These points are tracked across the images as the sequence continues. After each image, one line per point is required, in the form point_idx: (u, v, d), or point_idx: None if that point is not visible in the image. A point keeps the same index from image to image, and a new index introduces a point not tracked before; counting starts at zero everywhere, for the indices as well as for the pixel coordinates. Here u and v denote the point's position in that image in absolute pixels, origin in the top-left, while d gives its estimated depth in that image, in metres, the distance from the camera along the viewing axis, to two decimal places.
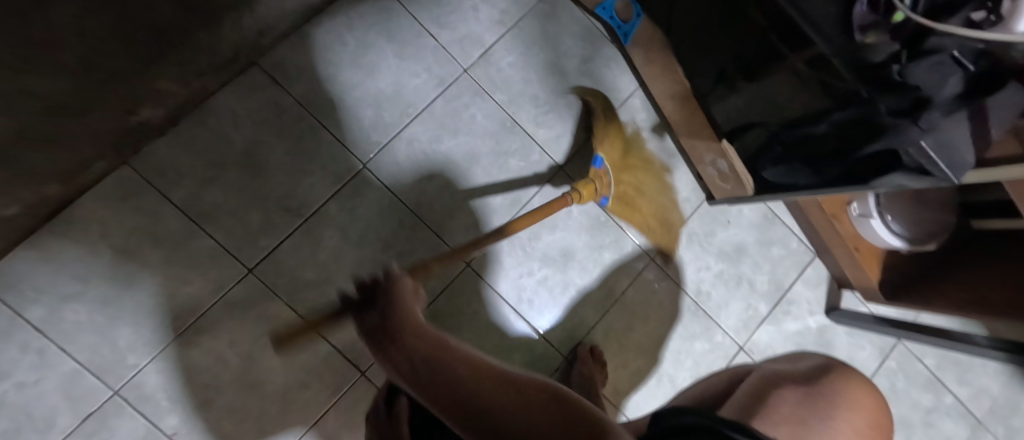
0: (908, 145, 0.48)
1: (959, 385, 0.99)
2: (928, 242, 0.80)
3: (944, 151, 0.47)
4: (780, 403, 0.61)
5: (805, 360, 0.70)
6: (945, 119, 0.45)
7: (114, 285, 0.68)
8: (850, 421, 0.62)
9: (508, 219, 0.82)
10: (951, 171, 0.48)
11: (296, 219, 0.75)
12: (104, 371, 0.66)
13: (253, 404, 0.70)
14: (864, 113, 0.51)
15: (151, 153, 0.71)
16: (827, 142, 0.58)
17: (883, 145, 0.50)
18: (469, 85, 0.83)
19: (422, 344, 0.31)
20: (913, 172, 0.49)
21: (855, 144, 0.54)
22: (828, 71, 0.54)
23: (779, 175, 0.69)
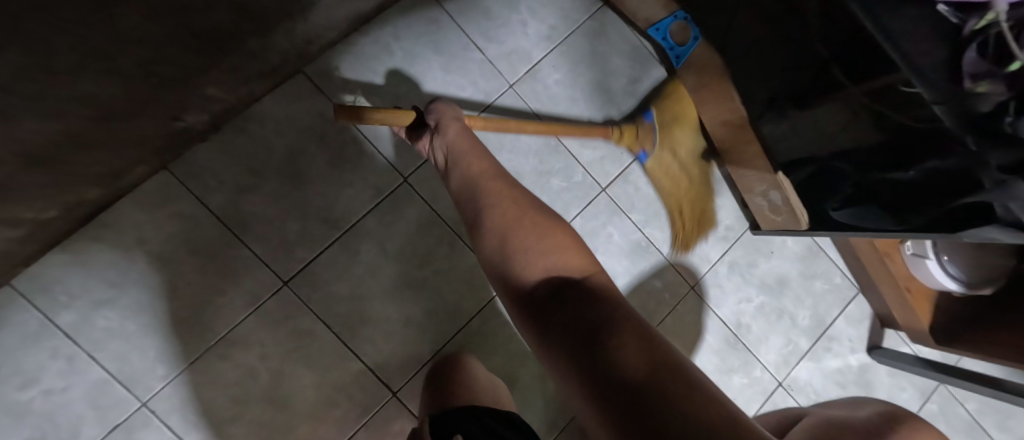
0: (1011, 199, 0.41)
1: (1000, 432, 0.96)
2: (984, 286, 0.75)
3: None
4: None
5: (863, 407, 0.67)
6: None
7: (149, 293, 0.67)
8: None
9: None
10: None
11: (334, 233, 0.73)
12: (132, 382, 0.66)
13: (284, 419, 0.70)
14: (965, 165, 0.44)
15: (191, 158, 0.69)
16: (907, 188, 0.52)
17: (983, 198, 0.44)
18: (514, 102, 0.81)
19: (464, 177, 0.58)
20: (1011, 227, 0.44)
21: (947, 194, 0.48)
22: (902, 111, 0.48)
23: (850, 216, 0.63)
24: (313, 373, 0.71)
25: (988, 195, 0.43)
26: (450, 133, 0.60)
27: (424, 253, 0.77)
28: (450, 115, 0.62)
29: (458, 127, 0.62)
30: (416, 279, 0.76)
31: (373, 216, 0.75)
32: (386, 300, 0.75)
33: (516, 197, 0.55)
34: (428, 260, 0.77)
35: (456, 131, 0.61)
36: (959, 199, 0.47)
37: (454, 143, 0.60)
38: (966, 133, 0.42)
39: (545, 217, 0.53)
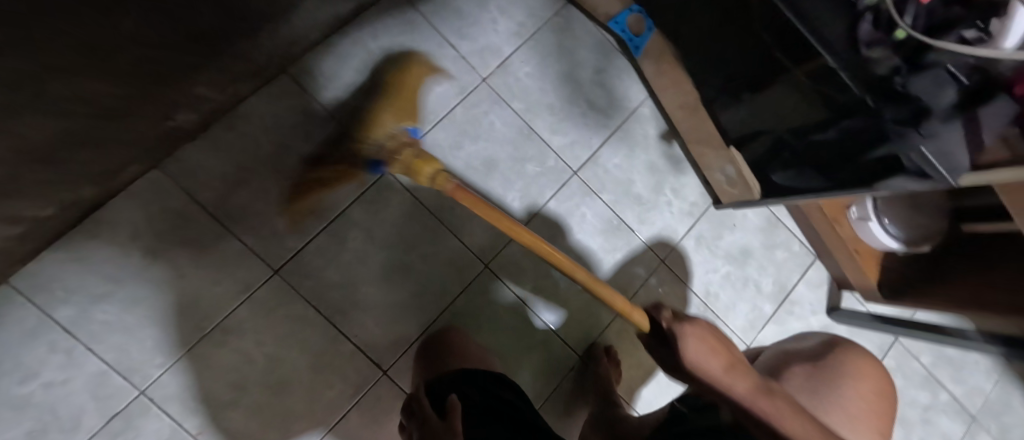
0: (909, 151, 0.48)
1: (954, 383, 1.04)
2: (921, 244, 0.82)
3: (945, 157, 0.48)
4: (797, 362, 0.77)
5: (812, 337, 0.83)
6: (942, 127, 0.46)
7: (143, 285, 0.70)
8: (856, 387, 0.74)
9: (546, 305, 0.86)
10: (950, 175, 0.49)
11: (322, 222, 0.77)
12: (131, 372, 0.68)
13: (281, 403, 0.73)
14: (871, 121, 0.50)
15: (182, 156, 0.72)
16: (831, 147, 0.59)
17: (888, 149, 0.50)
18: (488, 94, 0.86)
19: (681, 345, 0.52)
20: (915, 175, 0.51)
21: (865, 148, 0.53)
22: (829, 83, 0.53)
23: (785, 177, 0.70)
24: (307, 358, 0.75)
25: (889, 146, 0.50)
26: (692, 354, 0.51)
27: (409, 240, 0.81)
28: (701, 347, 0.51)
29: (699, 344, 0.51)
30: (402, 264, 0.80)
31: (359, 205, 0.79)
32: (375, 285, 0.79)
33: (748, 384, 0.51)
34: (413, 246, 0.81)
35: (706, 341, 0.51)
36: (872, 153, 0.53)
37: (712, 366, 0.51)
38: (866, 96, 0.49)
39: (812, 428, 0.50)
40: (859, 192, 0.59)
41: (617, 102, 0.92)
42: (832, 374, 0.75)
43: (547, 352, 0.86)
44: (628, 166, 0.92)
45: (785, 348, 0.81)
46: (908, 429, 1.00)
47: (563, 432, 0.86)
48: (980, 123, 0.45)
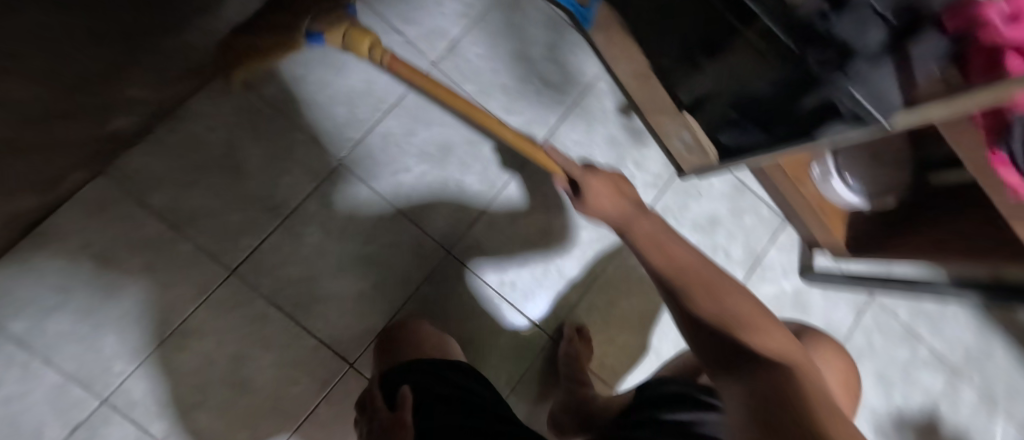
0: (840, 94, 0.48)
1: (933, 337, 1.04)
2: (887, 194, 0.83)
3: (875, 98, 0.46)
4: None
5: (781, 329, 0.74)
6: (873, 69, 0.45)
7: (97, 295, 0.69)
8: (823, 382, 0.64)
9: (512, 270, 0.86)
10: (884, 117, 0.46)
11: (275, 219, 0.76)
12: (91, 381, 0.68)
13: (248, 402, 0.73)
14: (800, 66, 0.52)
15: (127, 161, 0.71)
16: (773, 101, 0.60)
17: (823, 94, 0.51)
18: (438, 78, 0.85)
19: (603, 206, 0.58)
20: (848, 121, 0.49)
21: (798, 96, 0.55)
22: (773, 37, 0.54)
23: (733, 136, 0.70)
24: (271, 356, 0.74)
25: (822, 90, 0.50)
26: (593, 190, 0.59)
27: (368, 230, 0.80)
28: (597, 184, 0.59)
29: (602, 185, 0.59)
30: (361, 255, 0.80)
31: (313, 199, 0.78)
32: (336, 278, 0.78)
33: (692, 258, 0.46)
34: (372, 237, 0.80)
35: (604, 182, 0.59)
36: (808, 101, 0.54)
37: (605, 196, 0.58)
38: (792, 43, 0.52)
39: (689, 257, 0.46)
40: (801, 144, 0.58)
41: (572, 77, 0.91)
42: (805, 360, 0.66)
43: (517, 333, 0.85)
44: (588, 141, 0.91)
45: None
46: (888, 385, 1.00)
47: (538, 413, 0.85)
48: (911, 61, 0.43)
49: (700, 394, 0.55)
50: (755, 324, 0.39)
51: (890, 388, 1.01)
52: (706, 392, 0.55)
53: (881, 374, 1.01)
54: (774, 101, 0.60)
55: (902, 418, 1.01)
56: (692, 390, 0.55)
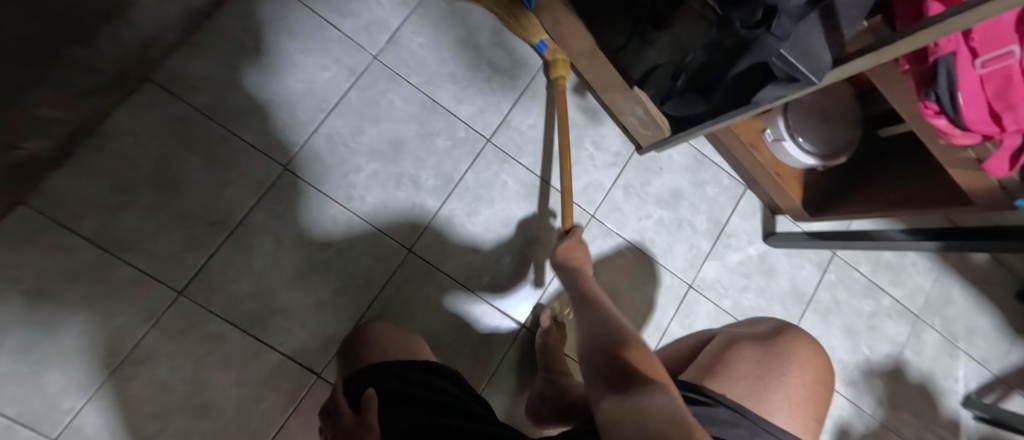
0: (771, 54, 0.48)
1: (894, 287, 1.07)
2: (839, 155, 0.83)
3: (805, 58, 0.49)
4: (739, 361, 0.59)
5: (763, 321, 0.68)
6: (797, 25, 0.46)
7: (33, 331, 0.64)
8: (801, 378, 0.59)
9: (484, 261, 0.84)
10: (811, 73, 0.50)
11: (221, 233, 0.73)
12: (37, 421, 0.64)
13: (212, 424, 0.70)
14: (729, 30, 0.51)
15: (50, 186, 0.67)
16: (707, 70, 0.59)
17: (752, 58, 0.50)
18: (382, 71, 0.83)
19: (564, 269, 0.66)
20: (783, 82, 0.53)
21: (731, 63, 0.54)
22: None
23: (674, 108, 0.71)
24: (232, 374, 0.72)
25: (753, 53, 0.49)
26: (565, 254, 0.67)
27: (321, 236, 0.77)
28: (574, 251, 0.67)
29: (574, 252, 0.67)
30: (318, 262, 0.77)
31: (260, 209, 0.75)
32: (294, 288, 0.75)
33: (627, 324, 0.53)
34: (328, 242, 0.78)
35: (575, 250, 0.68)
36: (737, 66, 0.54)
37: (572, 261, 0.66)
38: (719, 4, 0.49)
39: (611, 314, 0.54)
40: (749, 109, 0.62)
41: (521, 60, 0.89)
42: (778, 361, 0.60)
43: (487, 326, 0.83)
44: (543, 125, 0.89)
45: (737, 332, 0.65)
46: (855, 337, 1.03)
47: (517, 407, 0.83)
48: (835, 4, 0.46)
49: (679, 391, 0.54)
50: (644, 357, 0.46)
51: (857, 340, 1.04)
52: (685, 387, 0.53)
53: (848, 327, 1.04)
54: (708, 69, 0.59)
55: (871, 367, 1.04)
56: None
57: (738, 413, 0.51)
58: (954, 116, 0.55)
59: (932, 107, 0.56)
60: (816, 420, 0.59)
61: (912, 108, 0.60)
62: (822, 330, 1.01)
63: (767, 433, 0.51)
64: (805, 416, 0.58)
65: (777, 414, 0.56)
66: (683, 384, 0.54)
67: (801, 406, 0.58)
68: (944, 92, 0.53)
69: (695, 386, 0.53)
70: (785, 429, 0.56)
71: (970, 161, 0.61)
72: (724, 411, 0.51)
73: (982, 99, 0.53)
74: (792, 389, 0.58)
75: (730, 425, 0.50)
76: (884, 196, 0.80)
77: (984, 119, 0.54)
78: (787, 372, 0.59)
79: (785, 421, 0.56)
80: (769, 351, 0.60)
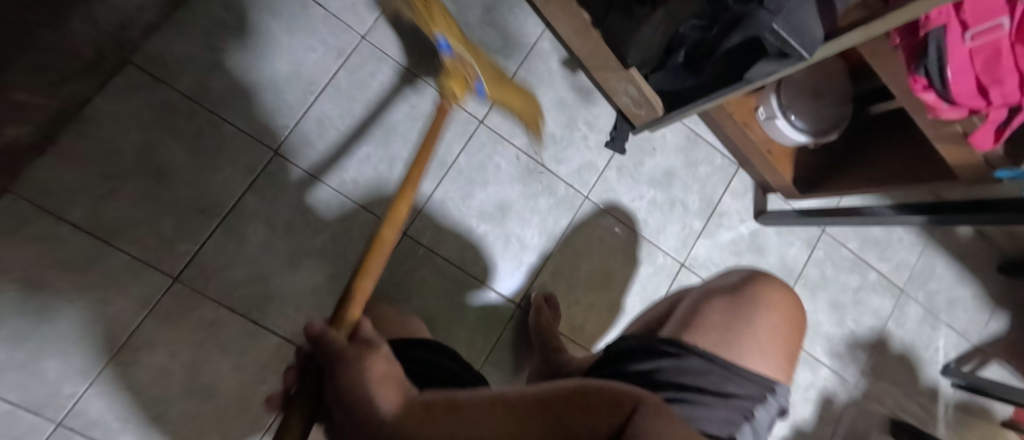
0: (764, 30, 0.48)
1: (880, 262, 1.10)
2: (830, 132, 0.84)
3: (797, 31, 0.48)
4: (710, 312, 0.61)
5: (734, 272, 0.69)
6: None
7: (28, 319, 0.65)
8: (769, 320, 0.61)
9: (478, 244, 0.84)
10: (803, 48, 0.49)
11: (212, 220, 0.73)
12: (40, 406, 0.64)
13: (214, 407, 0.71)
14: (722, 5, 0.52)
15: (35, 174, 0.66)
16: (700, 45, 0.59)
17: (745, 35, 0.50)
18: (371, 52, 0.81)
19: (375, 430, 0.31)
20: (775, 57, 0.53)
21: (722, 40, 0.54)
22: None
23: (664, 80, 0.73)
24: (231, 358, 0.73)
25: (745, 30, 0.49)
26: (390, 407, 0.31)
27: (313, 221, 0.77)
28: (405, 405, 0.32)
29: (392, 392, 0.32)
30: (312, 247, 0.77)
31: (251, 195, 0.75)
32: (289, 273, 0.76)
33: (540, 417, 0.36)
34: (321, 228, 0.77)
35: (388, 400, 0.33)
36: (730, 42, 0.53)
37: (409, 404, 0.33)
38: None
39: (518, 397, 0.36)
40: (742, 85, 0.61)
41: (514, 38, 0.88)
42: (748, 307, 0.61)
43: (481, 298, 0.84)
44: None
45: (708, 286, 0.66)
46: (841, 311, 1.06)
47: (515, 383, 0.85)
48: None
49: (657, 345, 0.56)
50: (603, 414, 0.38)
51: (843, 314, 1.07)
52: (663, 340, 0.56)
53: (835, 302, 1.06)
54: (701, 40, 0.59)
55: (855, 339, 1.07)
56: (651, 342, 0.56)
57: (711, 361, 0.54)
58: (942, 91, 0.55)
59: (921, 81, 0.56)
60: (784, 358, 0.60)
61: (904, 85, 0.60)
62: (809, 304, 1.04)
63: (736, 376, 0.54)
64: (774, 355, 0.59)
65: (746, 356, 0.57)
66: (659, 338, 0.57)
67: (768, 347, 0.59)
68: (935, 67, 0.53)
69: (673, 341, 0.56)
70: (756, 370, 0.57)
71: (957, 134, 0.61)
72: (696, 360, 0.54)
73: (971, 73, 0.54)
74: (759, 331, 0.59)
75: (701, 373, 0.53)
76: (871, 172, 0.81)
77: (971, 92, 0.55)
78: (755, 317, 0.60)
79: (751, 361, 0.57)
80: (736, 298, 0.62)
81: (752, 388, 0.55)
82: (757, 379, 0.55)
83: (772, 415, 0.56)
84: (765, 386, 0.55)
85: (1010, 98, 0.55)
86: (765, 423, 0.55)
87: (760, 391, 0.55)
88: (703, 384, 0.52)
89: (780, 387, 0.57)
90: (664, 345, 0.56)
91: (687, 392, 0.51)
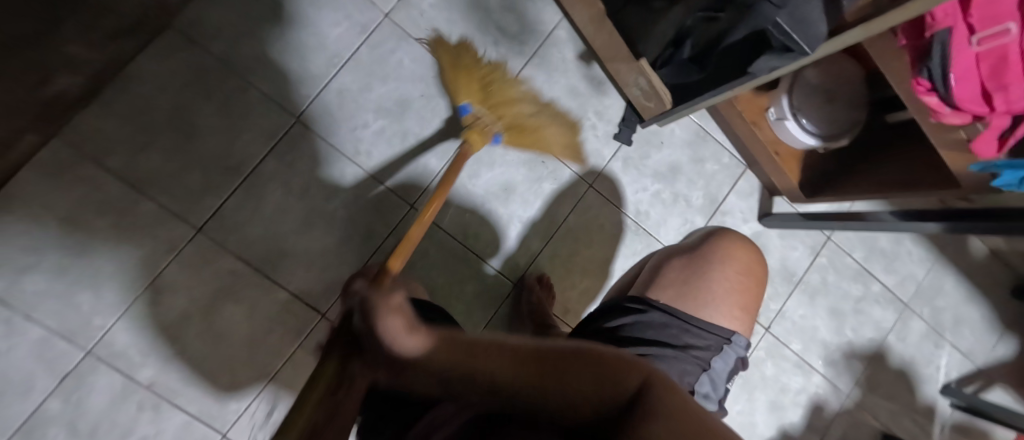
0: (768, 22, 0.49)
1: (886, 274, 1.09)
2: (840, 137, 0.83)
3: (799, 27, 0.49)
4: (668, 269, 0.65)
5: (694, 234, 0.71)
6: None
7: (67, 254, 0.71)
8: (724, 274, 0.63)
9: (482, 222, 0.88)
10: (806, 42, 0.50)
11: (235, 178, 0.78)
12: (73, 334, 0.71)
13: (225, 350, 0.77)
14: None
15: (80, 124, 0.72)
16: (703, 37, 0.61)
17: (750, 25, 0.51)
18: (392, 30, 0.85)
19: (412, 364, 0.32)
20: (778, 51, 0.54)
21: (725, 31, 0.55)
22: None
23: (670, 76, 0.74)
24: (244, 308, 0.78)
25: (750, 21, 0.50)
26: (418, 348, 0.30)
27: (327, 188, 0.82)
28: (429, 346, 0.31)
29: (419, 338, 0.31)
30: (324, 211, 0.82)
31: (272, 158, 0.80)
32: (301, 234, 0.81)
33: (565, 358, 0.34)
34: (334, 194, 0.82)
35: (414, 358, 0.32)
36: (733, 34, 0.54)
37: (436, 354, 0.31)
38: None
39: (554, 350, 0.34)
40: (745, 78, 0.63)
41: (531, 26, 0.90)
42: (704, 263, 0.64)
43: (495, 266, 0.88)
44: (548, 92, 0.91)
45: (672, 248, 0.69)
46: (840, 319, 1.06)
47: None
48: None
49: (623, 302, 0.61)
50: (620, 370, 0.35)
51: (842, 322, 1.06)
52: (628, 298, 0.61)
53: (834, 309, 1.06)
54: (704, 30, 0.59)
55: (853, 349, 1.07)
56: (616, 300, 0.62)
57: (671, 315, 0.58)
58: (944, 94, 0.55)
59: (924, 83, 0.57)
60: (745, 310, 0.63)
61: (907, 88, 0.60)
62: (807, 309, 1.04)
63: (694, 329, 0.58)
64: (730, 306, 0.62)
65: (703, 308, 0.61)
66: (625, 297, 0.61)
67: (727, 299, 0.62)
68: (938, 70, 0.54)
69: (637, 297, 0.60)
70: (712, 321, 0.60)
71: (961, 141, 0.61)
72: (657, 314, 0.58)
73: (975, 78, 0.55)
74: (717, 285, 0.62)
75: (662, 327, 0.58)
76: (873, 178, 0.81)
77: (974, 97, 0.55)
78: (711, 271, 0.63)
79: (710, 313, 0.61)
80: (692, 254, 0.65)
81: (709, 339, 0.59)
82: (712, 330, 0.59)
83: (730, 366, 0.61)
84: (722, 337, 0.60)
85: (1014, 106, 0.55)
86: (722, 374, 0.60)
87: (716, 343, 0.59)
88: (662, 336, 0.57)
89: (736, 337, 0.61)
90: (628, 302, 0.61)
91: (648, 345, 0.56)
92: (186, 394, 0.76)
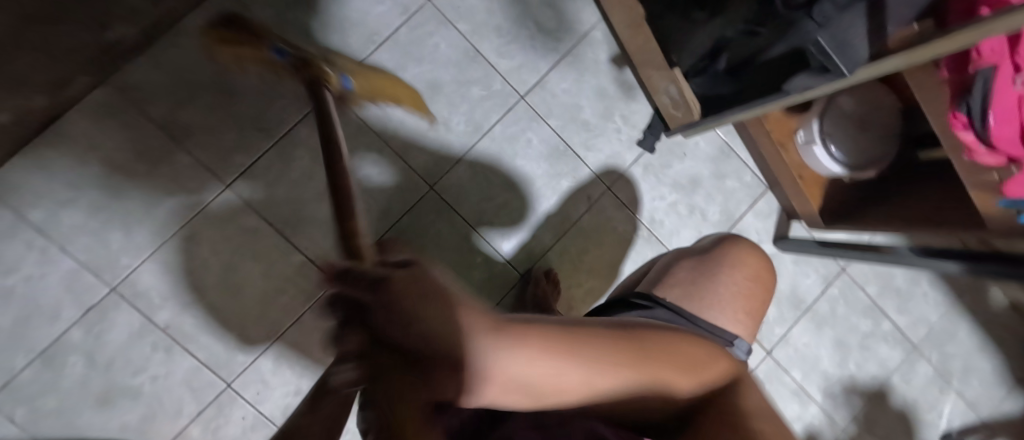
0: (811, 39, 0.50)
1: (898, 313, 1.07)
2: (867, 167, 0.83)
3: (841, 50, 0.50)
4: (678, 269, 0.66)
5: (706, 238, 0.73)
6: (841, 16, 0.46)
7: (104, 193, 0.75)
8: (732, 278, 0.64)
9: (497, 211, 0.89)
10: (846, 65, 0.51)
11: (267, 140, 0.81)
12: (101, 270, 0.75)
13: (239, 304, 0.80)
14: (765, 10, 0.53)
15: (130, 73, 0.76)
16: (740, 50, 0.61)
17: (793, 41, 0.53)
18: (432, 14, 0.87)
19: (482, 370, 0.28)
20: (816, 71, 0.55)
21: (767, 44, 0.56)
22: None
23: (701, 85, 0.76)
24: (261, 266, 0.81)
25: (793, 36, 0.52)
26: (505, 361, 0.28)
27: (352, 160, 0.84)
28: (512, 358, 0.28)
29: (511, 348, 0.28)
30: None
31: (304, 125, 0.82)
32: (322, 202, 0.84)
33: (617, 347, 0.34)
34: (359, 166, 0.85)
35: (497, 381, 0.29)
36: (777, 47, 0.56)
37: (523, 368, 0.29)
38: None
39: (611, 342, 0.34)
40: (774, 98, 0.62)
41: (568, 24, 0.92)
42: (714, 265, 0.65)
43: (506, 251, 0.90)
44: (577, 91, 0.92)
45: (681, 252, 0.70)
46: (845, 352, 1.05)
47: None
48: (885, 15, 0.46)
49: (629, 298, 0.62)
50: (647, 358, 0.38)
51: (846, 355, 1.05)
52: (635, 295, 0.62)
53: (840, 341, 1.05)
54: (746, 45, 0.60)
55: (855, 384, 1.06)
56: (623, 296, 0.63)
57: (674, 313, 0.59)
58: (981, 131, 0.54)
59: (961, 117, 0.57)
60: (749, 316, 0.63)
61: (941, 121, 0.60)
62: (812, 338, 1.03)
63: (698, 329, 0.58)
64: (735, 309, 0.62)
65: (707, 309, 0.61)
66: (633, 293, 0.63)
67: (732, 303, 0.62)
68: (978, 104, 0.54)
69: (644, 294, 0.61)
70: (716, 322, 0.60)
71: (992, 182, 0.59)
72: (661, 311, 0.59)
73: (1016, 118, 0.53)
74: (724, 288, 0.63)
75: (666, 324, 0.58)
76: (895, 209, 0.81)
77: (1012, 138, 0.53)
78: (719, 274, 0.64)
79: (714, 315, 0.61)
80: (702, 256, 0.67)
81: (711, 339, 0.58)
82: (716, 331, 0.58)
83: None
84: (723, 339, 0.59)
85: None
86: None
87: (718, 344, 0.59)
88: None
89: (740, 341, 0.59)
90: (635, 297, 0.61)
91: None
92: (197, 340, 0.79)
